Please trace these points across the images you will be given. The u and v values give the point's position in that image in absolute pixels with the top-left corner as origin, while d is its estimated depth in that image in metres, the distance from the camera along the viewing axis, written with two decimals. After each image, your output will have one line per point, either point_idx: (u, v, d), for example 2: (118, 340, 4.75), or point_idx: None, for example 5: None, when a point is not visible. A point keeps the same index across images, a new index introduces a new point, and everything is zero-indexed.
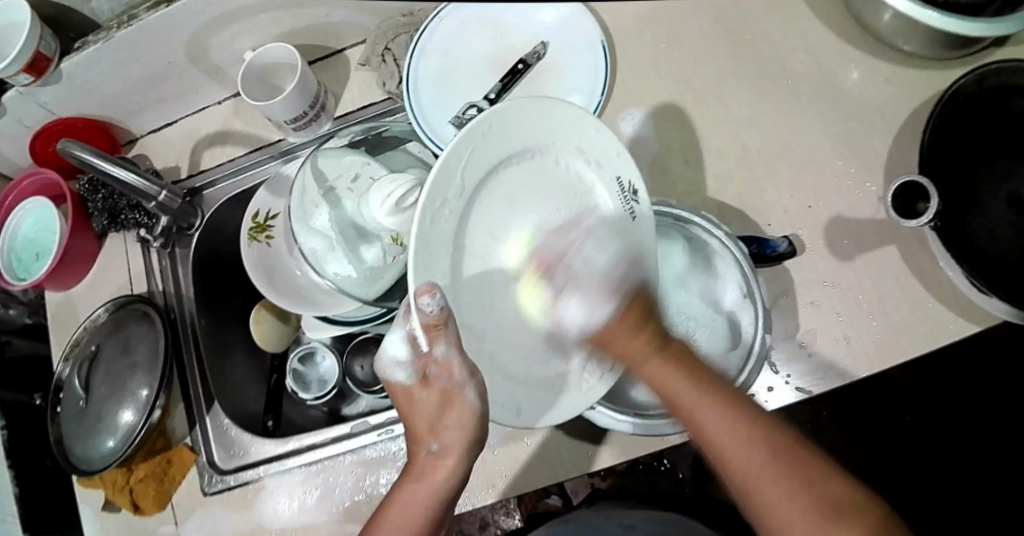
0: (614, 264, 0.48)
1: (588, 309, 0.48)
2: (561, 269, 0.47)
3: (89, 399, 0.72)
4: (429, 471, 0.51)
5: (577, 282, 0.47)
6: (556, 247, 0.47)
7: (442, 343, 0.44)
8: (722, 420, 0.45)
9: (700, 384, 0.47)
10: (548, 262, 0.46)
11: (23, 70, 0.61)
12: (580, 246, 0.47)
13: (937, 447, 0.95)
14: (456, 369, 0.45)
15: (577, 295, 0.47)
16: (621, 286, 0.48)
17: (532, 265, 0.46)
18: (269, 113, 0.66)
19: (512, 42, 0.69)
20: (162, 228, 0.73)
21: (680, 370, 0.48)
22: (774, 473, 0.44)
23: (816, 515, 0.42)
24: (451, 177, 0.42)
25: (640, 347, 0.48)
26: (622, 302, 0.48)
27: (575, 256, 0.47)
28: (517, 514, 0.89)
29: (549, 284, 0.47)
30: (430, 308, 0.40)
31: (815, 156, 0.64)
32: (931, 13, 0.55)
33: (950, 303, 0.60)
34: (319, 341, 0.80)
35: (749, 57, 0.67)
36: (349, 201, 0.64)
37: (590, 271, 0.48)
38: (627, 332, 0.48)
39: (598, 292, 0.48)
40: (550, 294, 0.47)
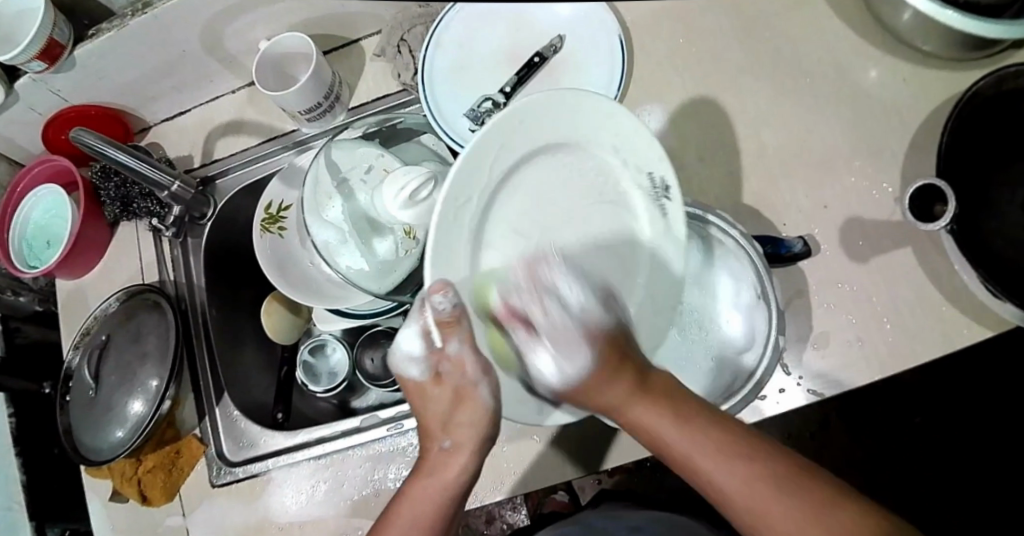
0: (586, 310, 0.49)
1: (557, 357, 0.49)
2: (529, 320, 0.47)
3: (98, 388, 0.71)
4: (440, 467, 0.52)
5: (545, 334, 0.48)
6: (521, 301, 0.47)
7: (455, 340, 0.47)
8: (721, 466, 0.44)
9: (696, 429, 0.45)
10: (512, 312, 0.47)
11: (36, 57, 0.61)
12: (551, 295, 0.47)
13: (949, 447, 0.94)
14: (470, 365, 0.49)
15: (551, 346, 0.48)
16: (594, 333, 0.48)
17: (497, 315, 0.47)
18: (282, 103, 0.66)
19: (527, 36, 0.68)
20: (175, 218, 0.72)
21: (662, 411, 0.47)
22: (796, 512, 0.42)
23: None
24: (469, 184, 0.44)
25: (618, 397, 0.47)
26: (597, 350, 0.48)
27: (541, 310, 0.47)
28: (524, 509, 0.92)
29: (516, 330, 0.48)
30: (443, 304, 0.44)
31: (833, 156, 0.64)
32: (950, 13, 0.53)
33: (965, 308, 0.59)
34: (330, 333, 0.79)
35: (768, 55, 0.67)
36: (363, 194, 0.64)
37: (561, 316, 0.48)
38: (603, 381, 0.48)
39: (575, 343, 0.48)
40: (519, 341, 0.48)
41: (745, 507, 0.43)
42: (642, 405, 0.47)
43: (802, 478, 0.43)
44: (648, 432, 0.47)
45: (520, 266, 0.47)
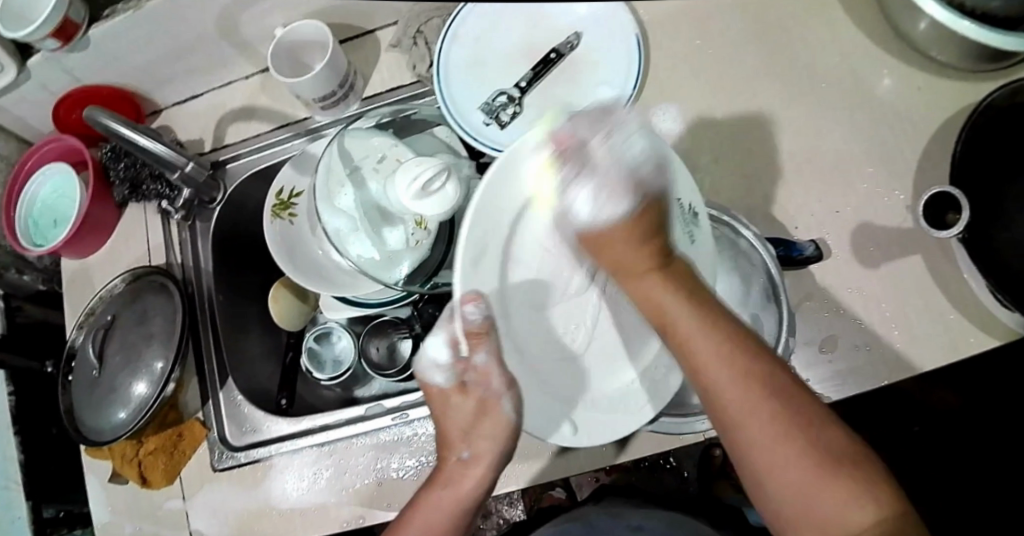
0: (644, 161, 0.48)
1: (598, 199, 0.48)
2: (582, 153, 0.47)
3: (101, 369, 0.71)
4: (456, 479, 0.53)
5: (598, 170, 0.48)
6: (578, 131, 0.48)
7: (483, 351, 0.49)
8: (718, 355, 0.45)
9: (700, 310, 0.46)
10: (565, 142, 0.48)
11: (51, 35, 0.60)
12: (603, 136, 0.48)
13: (946, 456, 0.95)
14: (495, 377, 0.51)
15: (592, 185, 0.48)
16: (644, 186, 0.48)
17: (551, 142, 0.48)
18: (297, 90, 0.65)
19: (544, 31, 0.68)
20: (184, 201, 0.72)
21: (675, 291, 0.47)
22: (775, 416, 0.43)
23: (809, 460, 0.42)
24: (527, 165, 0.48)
25: (641, 258, 0.48)
26: (637, 206, 0.48)
27: (597, 144, 0.48)
28: (520, 505, 0.93)
29: (566, 166, 0.47)
30: (474, 315, 0.47)
31: (846, 163, 0.64)
32: (967, 25, 0.54)
33: (972, 316, 0.59)
34: (336, 321, 0.79)
35: (784, 60, 0.67)
36: (374, 182, 0.65)
37: (614, 160, 0.48)
38: (638, 230, 0.48)
39: (621, 193, 0.48)
40: (562, 176, 0.47)
41: (727, 399, 0.44)
42: (657, 278, 0.48)
43: (794, 392, 0.44)
44: (651, 302, 0.48)
45: (581, 117, 0.50)
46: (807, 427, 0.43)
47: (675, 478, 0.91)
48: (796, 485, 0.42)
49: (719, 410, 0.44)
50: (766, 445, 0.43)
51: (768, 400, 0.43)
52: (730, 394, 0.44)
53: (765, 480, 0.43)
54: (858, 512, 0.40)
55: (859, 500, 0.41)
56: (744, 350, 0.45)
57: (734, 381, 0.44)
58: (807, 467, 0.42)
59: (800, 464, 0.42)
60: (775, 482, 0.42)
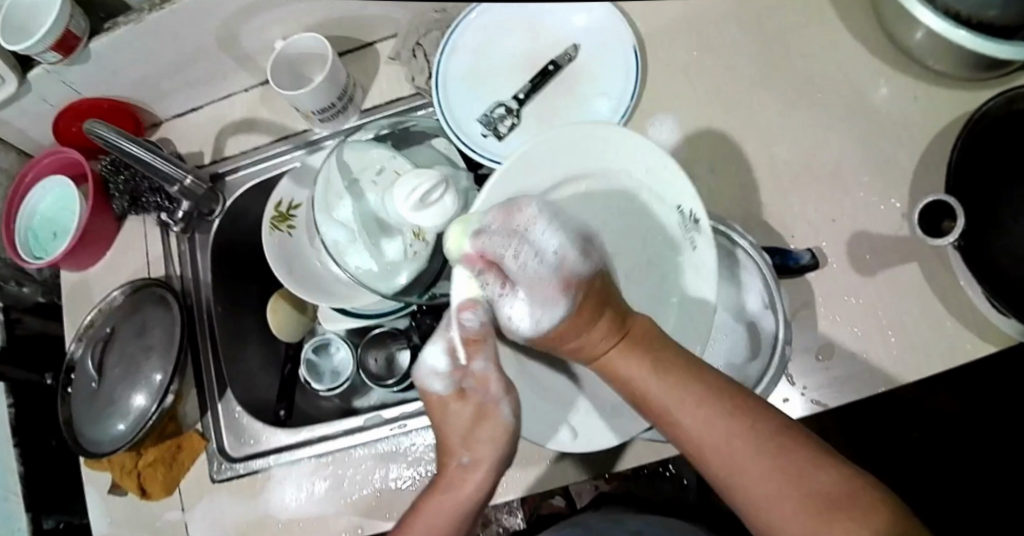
0: (564, 252, 0.50)
1: (534, 309, 0.49)
2: (500, 264, 0.49)
3: (100, 381, 0.71)
4: (457, 483, 0.53)
5: (518, 283, 0.49)
6: (496, 241, 0.49)
7: (481, 358, 0.52)
8: (696, 415, 0.44)
9: (671, 375, 0.46)
10: (485, 256, 0.49)
11: (51, 48, 0.61)
12: (522, 238, 0.49)
13: (946, 461, 0.95)
14: (493, 382, 0.52)
15: (522, 296, 0.49)
16: (575, 276, 0.49)
17: (467, 261, 0.50)
18: (297, 102, 0.66)
19: (543, 43, 0.68)
20: (184, 214, 0.72)
21: (646, 364, 0.46)
22: (765, 466, 0.42)
23: (810, 511, 0.40)
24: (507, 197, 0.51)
25: (597, 340, 0.48)
26: (578, 297, 0.48)
27: (515, 258, 0.49)
28: (520, 513, 0.92)
29: (489, 280, 0.49)
30: (471, 321, 0.50)
31: (842, 172, 0.64)
32: (963, 34, 0.55)
33: (969, 324, 0.59)
34: (335, 332, 0.79)
35: (780, 69, 0.67)
36: (373, 194, 0.65)
37: (541, 258, 0.50)
38: (582, 324, 0.48)
39: (553, 293, 0.49)
40: (486, 292, 0.50)
41: (713, 457, 0.43)
42: (622, 355, 0.47)
43: (784, 436, 0.43)
44: (625, 377, 0.47)
45: (496, 213, 0.49)
46: (801, 471, 0.41)
47: (676, 486, 0.90)
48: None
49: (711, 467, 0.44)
50: (760, 498, 0.41)
51: (756, 449, 0.42)
52: (713, 451, 0.43)
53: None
54: None
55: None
56: (725, 404, 0.44)
57: (716, 437, 0.43)
58: (801, 518, 0.40)
59: (797, 512, 0.40)
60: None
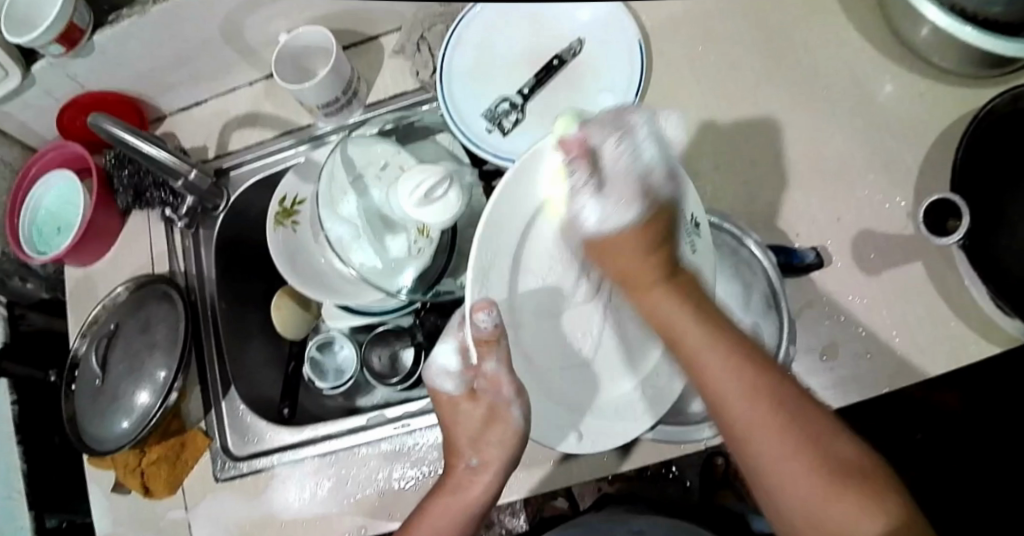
0: (653, 168, 0.47)
1: (607, 207, 0.47)
2: (595, 156, 0.46)
3: (104, 378, 0.71)
4: (465, 483, 0.53)
5: (608, 181, 0.46)
6: (597, 133, 0.47)
7: (493, 359, 0.48)
8: (727, 363, 0.44)
9: (705, 320, 0.46)
10: (581, 145, 0.46)
11: (55, 41, 0.61)
12: (623, 135, 0.47)
13: (952, 466, 0.94)
14: (505, 385, 0.50)
15: (600, 194, 0.47)
16: (651, 194, 0.47)
17: (564, 146, 0.47)
18: (300, 96, 0.66)
19: (548, 37, 0.68)
20: (188, 209, 0.72)
21: (686, 303, 0.47)
22: (784, 426, 0.43)
23: (823, 472, 0.42)
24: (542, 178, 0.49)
25: (648, 270, 0.47)
26: (647, 212, 0.47)
27: (610, 150, 0.46)
28: (523, 515, 0.92)
29: (579, 168, 0.46)
30: (485, 323, 0.45)
31: (848, 167, 0.64)
32: (969, 30, 0.54)
33: (975, 324, 0.59)
34: (338, 330, 0.79)
35: (786, 64, 0.67)
36: (376, 190, 0.64)
37: (627, 169, 0.46)
38: (642, 241, 0.47)
39: (627, 201, 0.47)
40: (573, 181, 0.46)
41: (735, 409, 0.43)
42: (665, 294, 0.47)
43: (802, 401, 0.44)
44: (658, 314, 0.47)
45: (607, 114, 0.49)
46: (820, 438, 0.43)
47: (678, 488, 0.90)
48: (808, 501, 0.42)
49: (727, 421, 0.44)
50: (777, 458, 0.42)
51: (778, 407, 0.43)
52: (740, 408, 0.43)
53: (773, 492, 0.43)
54: (868, 527, 0.40)
55: (870, 514, 0.41)
56: (753, 362, 0.45)
57: (743, 389, 0.43)
58: (818, 484, 0.41)
59: (812, 473, 0.42)
60: (789, 496, 0.42)
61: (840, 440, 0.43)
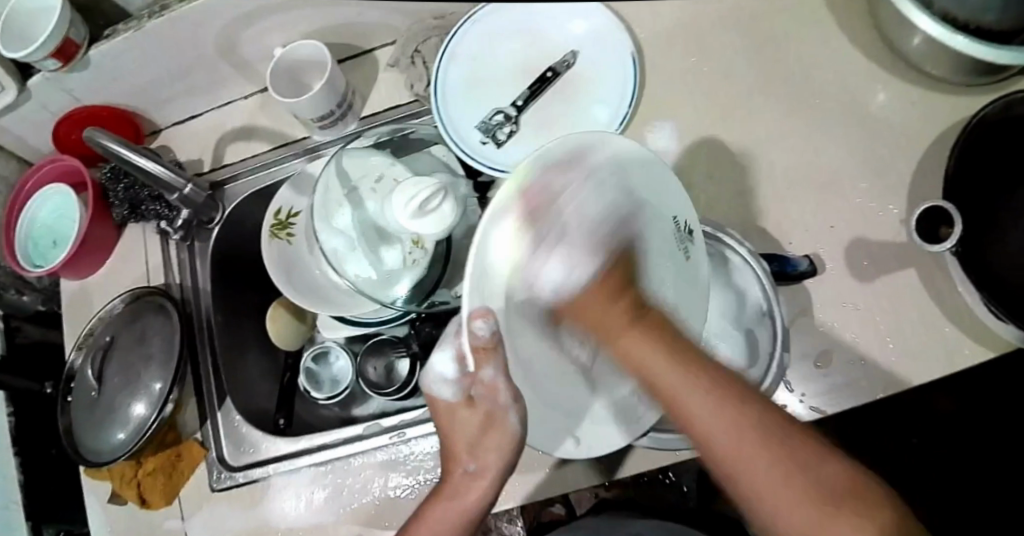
0: (600, 222, 0.47)
1: (566, 266, 0.46)
2: (548, 215, 0.44)
3: (100, 390, 0.71)
4: (463, 491, 0.53)
5: (562, 240, 0.46)
6: (546, 194, 0.44)
7: (490, 367, 0.46)
8: (706, 401, 0.42)
9: (679, 356, 0.44)
10: (538, 203, 0.44)
11: (51, 56, 0.61)
12: (573, 191, 0.45)
13: (948, 468, 0.94)
14: (502, 391, 0.48)
15: (560, 254, 0.46)
16: (605, 246, 0.47)
17: (519, 204, 0.43)
18: (295, 110, 0.66)
19: (541, 50, 0.69)
20: (183, 222, 0.73)
21: (657, 339, 0.44)
22: (770, 460, 0.41)
23: (813, 503, 0.40)
24: (495, 236, 0.43)
25: (614, 318, 0.46)
26: (606, 262, 0.47)
27: (565, 205, 0.45)
28: (519, 522, 0.90)
29: (529, 231, 0.44)
30: (483, 331, 0.42)
31: (841, 177, 0.64)
32: (960, 39, 0.54)
33: (970, 331, 0.59)
34: (334, 340, 0.79)
35: (778, 74, 0.67)
36: (372, 202, 0.65)
37: (581, 219, 0.46)
38: (608, 298, 0.46)
39: (584, 256, 0.46)
40: (528, 247, 0.44)
41: (718, 445, 0.42)
42: (638, 335, 0.45)
43: (786, 429, 0.42)
44: (631, 353, 0.44)
45: (551, 164, 0.44)
46: (807, 464, 0.41)
47: (676, 494, 0.89)
48: (797, 527, 0.40)
49: (711, 454, 0.42)
50: (767, 491, 0.41)
51: (762, 439, 0.41)
52: (724, 441, 0.41)
53: (766, 523, 0.42)
54: None
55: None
56: (734, 394, 0.42)
57: (727, 421, 0.42)
58: (811, 513, 0.40)
59: (804, 504, 0.40)
60: (782, 530, 0.41)
61: (828, 463, 0.42)
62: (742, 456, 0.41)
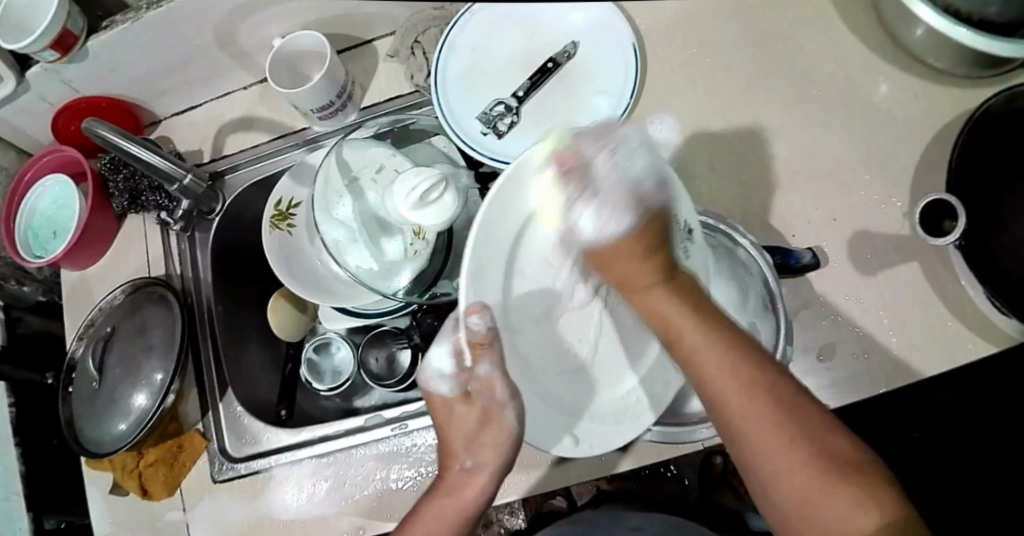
0: (644, 179, 0.49)
1: (603, 216, 0.49)
2: (585, 172, 0.48)
3: (101, 381, 0.71)
4: (459, 487, 0.53)
5: (602, 189, 0.49)
6: (582, 154, 0.48)
7: (487, 362, 0.49)
8: (724, 355, 0.45)
9: (701, 314, 0.47)
10: (570, 164, 0.48)
11: (49, 47, 0.60)
12: (610, 151, 0.49)
13: (947, 461, 0.94)
14: (499, 387, 0.51)
15: (597, 204, 0.49)
16: (645, 200, 0.49)
17: (553, 163, 0.48)
18: (295, 101, 0.66)
19: (542, 40, 0.68)
20: (184, 212, 0.72)
21: (681, 304, 0.48)
22: (777, 422, 0.43)
23: (817, 470, 0.42)
24: (533, 183, 0.49)
25: (642, 276, 0.49)
26: (640, 222, 0.48)
27: (599, 163, 0.48)
28: (521, 514, 0.92)
29: (569, 186, 0.48)
30: (478, 326, 0.46)
31: (843, 169, 0.64)
32: (961, 30, 0.54)
33: (970, 323, 0.59)
34: (335, 331, 0.79)
35: (781, 65, 0.67)
36: (373, 193, 0.65)
37: (616, 182, 0.49)
38: (638, 250, 0.49)
39: (624, 209, 0.49)
40: (568, 197, 0.49)
41: (732, 402, 0.44)
42: (664, 294, 0.48)
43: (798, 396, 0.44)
44: (654, 311, 0.49)
45: (591, 132, 0.50)
46: (815, 431, 0.43)
47: (676, 485, 0.91)
48: (798, 494, 0.42)
49: (720, 414, 0.45)
50: (772, 455, 0.43)
51: (772, 403, 0.43)
52: (735, 399, 0.44)
53: (772, 492, 0.43)
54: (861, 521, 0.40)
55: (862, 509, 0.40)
56: (749, 356, 0.45)
57: (739, 379, 0.44)
58: (813, 478, 0.41)
59: (807, 467, 0.42)
60: (785, 496, 0.42)
61: (834, 433, 0.43)
62: (751, 417, 0.43)
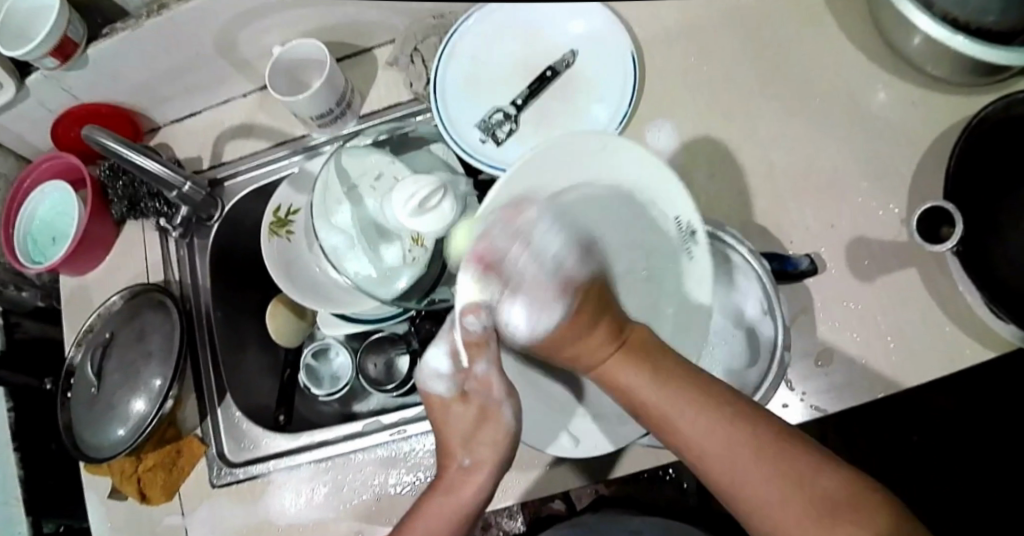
0: (564, 260, 0.52)
1: (533, 313, 0.52)
2: (502, 266, 0.51)
3: (99, 386, 0.71)
4: (457, 486, 0.53)
5: (519, 285, 0.52)
6: (498, 246, 0.51)
7: (483, 361, 0.53)
8: (691, 416, 0.45)
9: (661, 377, 0.47)
10: (487, 260, 0.51)
11: (49, 54, 0.61)
12: (524, 242, 0.51)
13: (945, 465, 0.95)
14: (495, 385, 0.53)
15: (524, 300, 0.52)
16: (573, 279, 0.51)
17: (471, 264, 0.52)
18: (294, 108, 0.66)
19: (541, 48, 0.69)
20: (181, 219, 0.73)
21: (642, 364, 0.48)
22: (763, 473, 0.42)
23: (812, 515, 0.41)
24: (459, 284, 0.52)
25: (596, 345, 0.49)
26: (574, 302, 0.50)
27: (516, 254, 0.51)
28: (519, 517, 0.90)
29: (489, 283, 0.52)
30: (474, 325, 0.51)
31: (840, 176, 0.65)
32: (959, 39, 0.54)
33: (968, 329, 0.59)
34: (334, 337, 0.79)
35: (778, 74, 0.68)
36: (372, 200, 0.66)
37: (538, 263, 0.52)
38: (580, 329, 0.49)
39: (549, 302, 0.52)
40: (488, 295, 0.51)
41: (710, 461, 0.44)
42: (621, 362, 0.48)
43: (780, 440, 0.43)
44: (618, 382, 0.48)
45: (500, 213, 0.50)
46: (804, 473, 0.42)
47: (675, 489, 0.90)
48: None
49: (707, 472, 0.45)
50: (764, 505, 0.42)
51: (754, 453, 0.43)
52: (715, 456, 0.44)
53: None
54: None
55: None
56: (721, 410, 0.45)
57: (716, 436, 0.44)
58: (808, 525, 0.41)
59: (801, 516, 0.41)
60: None
61: (824, 472, 0.42)
62: (736, 469, 0.43)
